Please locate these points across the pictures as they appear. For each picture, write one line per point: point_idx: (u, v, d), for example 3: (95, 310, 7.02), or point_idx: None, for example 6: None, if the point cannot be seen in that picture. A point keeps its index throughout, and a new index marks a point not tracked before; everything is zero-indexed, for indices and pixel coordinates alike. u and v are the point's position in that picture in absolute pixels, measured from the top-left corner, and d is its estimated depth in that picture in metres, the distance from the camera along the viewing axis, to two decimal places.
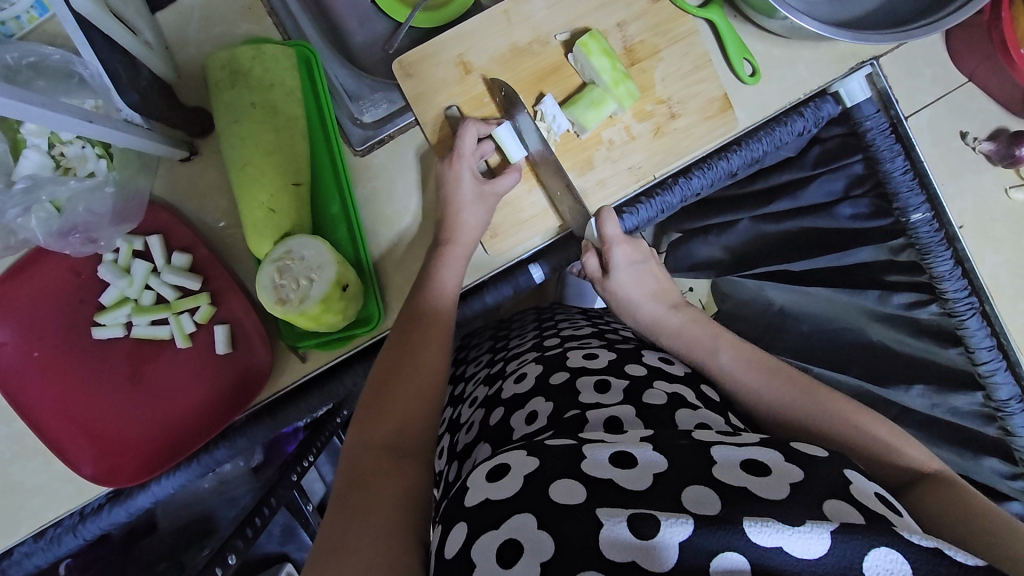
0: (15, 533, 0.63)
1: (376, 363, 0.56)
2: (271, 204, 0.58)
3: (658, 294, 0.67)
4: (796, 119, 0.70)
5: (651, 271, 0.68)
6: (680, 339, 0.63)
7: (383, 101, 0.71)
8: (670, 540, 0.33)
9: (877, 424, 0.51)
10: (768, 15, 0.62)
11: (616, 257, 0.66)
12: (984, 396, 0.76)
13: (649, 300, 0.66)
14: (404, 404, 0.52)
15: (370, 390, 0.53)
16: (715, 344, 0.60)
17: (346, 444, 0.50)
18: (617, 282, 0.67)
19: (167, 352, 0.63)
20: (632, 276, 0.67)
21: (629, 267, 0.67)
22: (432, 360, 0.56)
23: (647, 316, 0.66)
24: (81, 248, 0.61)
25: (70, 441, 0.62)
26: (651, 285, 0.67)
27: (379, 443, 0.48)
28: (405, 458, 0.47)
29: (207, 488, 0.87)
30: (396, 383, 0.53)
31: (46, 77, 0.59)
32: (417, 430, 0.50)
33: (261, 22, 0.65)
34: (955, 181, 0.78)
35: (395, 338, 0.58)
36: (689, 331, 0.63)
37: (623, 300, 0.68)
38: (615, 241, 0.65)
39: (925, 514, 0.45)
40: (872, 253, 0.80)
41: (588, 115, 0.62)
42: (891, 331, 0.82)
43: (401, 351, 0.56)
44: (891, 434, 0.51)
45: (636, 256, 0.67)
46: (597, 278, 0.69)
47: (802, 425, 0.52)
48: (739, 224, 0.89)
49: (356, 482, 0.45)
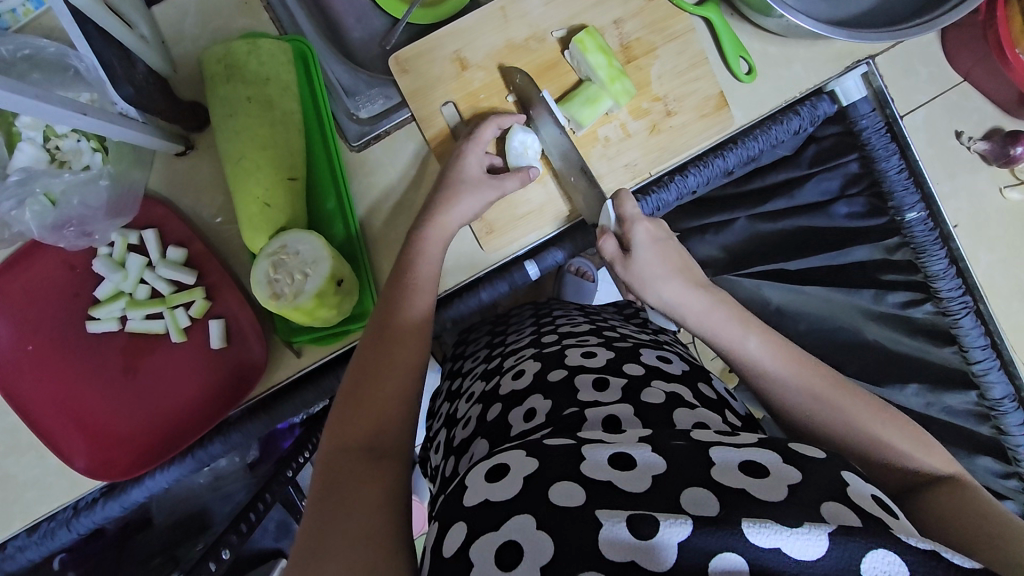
0: (9, 527, 0.63)
1: (353, 360, 0.53)
2: (266, 198, 0.58)
3: (684, 273, 0.59)
4: (792, 118, 0.71)
5: (675, 250, 0.61)
6: (706, 322, 0.56)
7: (378, 96, 0.71)
8: (669, 540, 0.33)
9: (877, 416, 0.48)
10: (765, 14, 0.62)
11: (639, 235, 0.60)
12: (979, 395, 0.77)
13: (669, 279, 0.59)
14: (380, 404, 0.49)
15: (345, 389, 0.51)
16: (722, 330, 0.55)
17: (321, 446, 0.48)
18: (639, 261, 0.60)
19: (161, 347, 0.63)
20: (657, 254, 0.60)
21: (652, 246, 0.60)
22: (412, 354, 0.53)
23: (671, 297, 0.59)
24: (75, 242, 0.61)
25: (64, 434, 0.62)
26: (678, 263, 0.60)
27: (355, 447, 0.46)
28: (383, 462, 0.45)
29: (202, 484, 0.86)
30: (371, 381, 0.50)
31: (41, 69, 0.59)
32: (395, 431, 0.48)
33: (258, 17, 0.65)
34: (950, 181, 0.78)
35: (370, 335, 0.54)
36: (712, 317, 0.56)
37: (647, 281, 0.60)
38: (637, 219, 0.60)
39: (933, 513, 0.44)
40: (868, 253, 0.81)
41: (584, 112, 0.62)
42: (886, 329, 0.83)
43: (376, 348, 0.53)
44: (890, 423, 0.48)
45: (659, 235, 0.60)
46: (617, 260, 0.61)
47: (820, 420, 0.49)
48: (735, 223, 0.87)
49: (333, 486, 0.43)
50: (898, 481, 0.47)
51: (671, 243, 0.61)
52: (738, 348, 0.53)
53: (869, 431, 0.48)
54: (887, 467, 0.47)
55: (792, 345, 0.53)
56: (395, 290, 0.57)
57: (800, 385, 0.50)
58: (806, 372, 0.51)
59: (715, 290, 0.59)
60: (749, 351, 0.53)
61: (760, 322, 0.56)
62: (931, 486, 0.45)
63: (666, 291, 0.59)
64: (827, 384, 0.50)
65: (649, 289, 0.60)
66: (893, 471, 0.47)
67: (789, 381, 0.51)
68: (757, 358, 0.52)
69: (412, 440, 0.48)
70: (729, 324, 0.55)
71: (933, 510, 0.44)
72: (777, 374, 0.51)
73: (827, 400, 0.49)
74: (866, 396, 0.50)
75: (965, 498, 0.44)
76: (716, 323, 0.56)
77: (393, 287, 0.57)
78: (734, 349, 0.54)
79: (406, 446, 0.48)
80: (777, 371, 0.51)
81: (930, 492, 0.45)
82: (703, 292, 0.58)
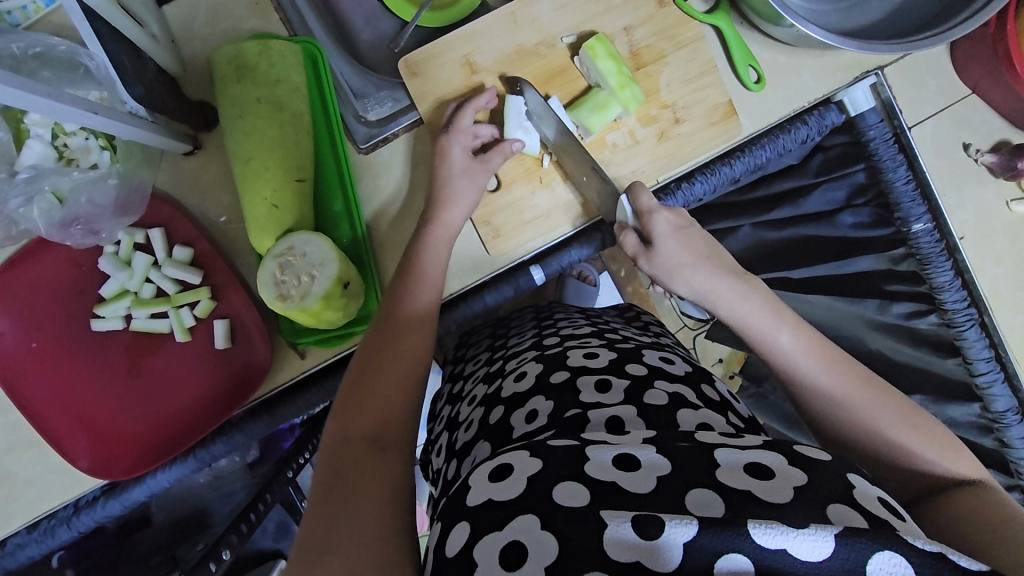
0: (8, 524, 0.63)
1: (359, 350, 0.54)
2: (274, 200, 0.58)
3: (712, 259, 0.60)
4: (798, 127, 0.70)
5: (699, 237, 0.61)
6: (737, 312, 0.56)
7: (387, 99, 0.70)
8: (674, 541, 0.33)
9: (902, 423, 0.48)
10: (775, 23, 0.63)
11: (659, 226, 0.60)
12: (982, 407, 0.77)
13: (698, 266, 0.59)
14: (382, 395, 0.50)
15: (351, 379, 0.51)
16: (755, 322, 0.55)
17: (326, 436, 0.48)
18: (662, 253, 0.60)
19: (166, 345, 0.63)
20: (680, 242, 0.60)
21: (674, 235, 0.60)
22: (409, 349, 0.54)
23: (700, 284, 0.59)
24: (82, 240, 0.60)
25: (66, 432, 0.61)
26: (702, 250, 0.60)
27: (361, 437, 0.46)
28: (388, 453, 0.46)
29: (201, 483, 0.86)
30: (380, 371, 0.51)
31: (51, 67, 0.59)
32: (401, 423, 0.49)
33: (267, 17, 0.65)
34: (957, 193, 0.77)
35: (378, 327, 0.55)
36: (744, 305, 0.56)
37: (673, 271, 0.60)
38: (655, 210, 0.60)
39: (952, 514, 0.43)
40: (872, 262, 0.82)
41: (593, 118, 0.62)
42: (889, 340, 0.84)
43: (385, 339, 0.54)
44: (914, 429, 0.48)
45: (681, 222, 0.61)
46: (639, 255, 0.62)
47: (849, 414, 0.49)
48: (739, 230, 0.89)
49: (336, 479, 0.43)
50: (912, 487, 0.46)
51: (695, 230, 0.61)
52: (770, 340, 0.53)
53: (887, 430, 0.48)
54: (905, 470, 0.47)
55: (827, 342, 0.53)
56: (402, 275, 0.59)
57: (831, 383, 0.50)
58: (841, 370, 0.51)
59: (752, 279, 0.58)
60: (778, 340, 0.53)
61: (795, 314, 0.55)
62: (946, 491, 0.45)
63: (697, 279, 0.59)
64: (860, 381, 0.50)
65: (676, 278, 0.60)
66: (911, 478, 0.46)
67: (820, 376, 0.51)
68: (789, 351, 0.52)
69: (411, 435, 0.49)
70: (763, 315, 0.55)
71: (948, 515, 0.44)
72: (806, 368, 0.51)
73: (854, 401, 0.49)
74: (897, 399, 0.49)
75: (983, 502, 0.44)
76: (747, 313, 0.56)
77: (401, 282, 0.58)
78: (766, 341, 0.53)
79: (404, 441, 0.47)
80: (808, 366, 0.51)
81: (945, 497, 0.45)
82: (742, 280, 0.58)
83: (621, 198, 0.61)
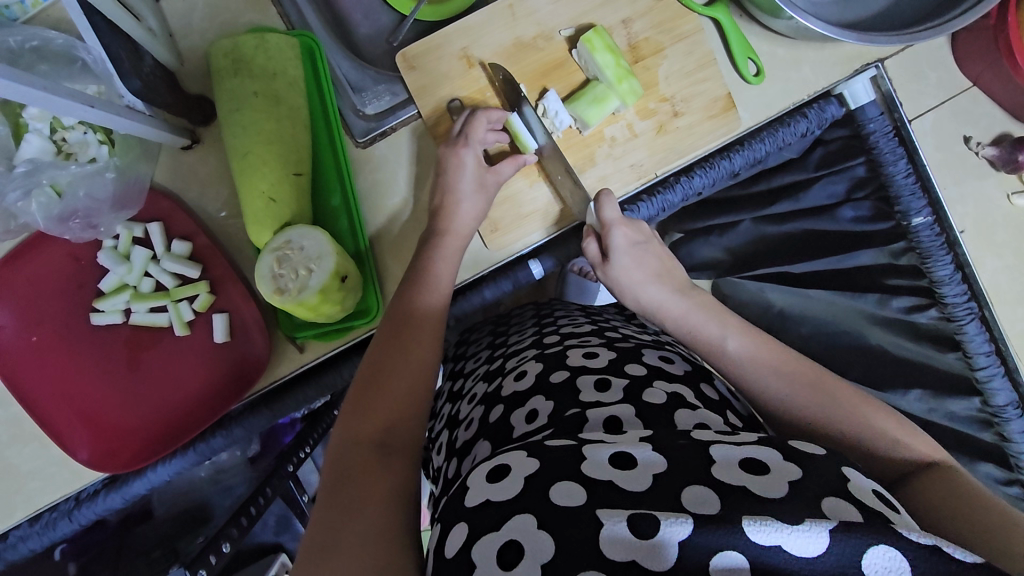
0: (10, 516, 0.63)
1: (367, 355, 0.55)
2: (271, 193, 0.58)
3: (662, 277, 0.64)
4: (799, 120, 0.71)
5: (653, 253, 0.65)
6: (682, 325, 0.60)
7: (385, 92, 0.71)
8: (670, 539, 0.33)
9: (857, 402, 0.50)
10: (774, 15, 0.62)
11: (616, 240, 0.63)
12: (982, 401, 0.77)
13: (656, 283, 0.63)
14: (391, 401, 0.50)
15: (359, 383, 0.52)
16: (701, 330, 0.59)
17: (333, 439, 0.49)
18: (617, 269, 0.64)
19: (165, 339, 0.63)
20: (633, 260, 0.64)
21: (630, 250, 0.64)
22: (418, 358, 0.54)
23: (649, 301, 0.63)
24: (80, 234, 0.61)
25: (67, 425, 0.62)
26: (655, 267, 0.64)
27: (368, 441, 0.47)
28: (394, 457, 0.46)
29: (202, 477, 0.87)
30: (387, 376, 0.52)
31: (48, 61, 0.59)
32: (407, 427, 0.49)
33: (265, 11, 0.65)
34: (957, 186, 0.77)
35: (385, 334, 0.56)
36: (690, 319, 0.60)
37: (625, 286, 0.65)
38: (616, 224, 0.63)
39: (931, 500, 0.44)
40: (872, 256, 0.81)
41: (591, 111, 0.62)
42: (888, 334, 0.82)
43: (392, 346, 0.55)
44: (874, 410, 0.49)
45: (637, 238, 0.64)
46: (598, 263, 0.66)
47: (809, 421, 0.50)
48: (740, 225, 0.87)
49: (343, 480, 0.44)
50: (885, 467, 0.47)
51: (650, 248, 0.65)
52: (715, 343, 0.57)
53: (863, 418, 0.49)
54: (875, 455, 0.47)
55: (766, 338, 0.56)
56: (413, 280, 0.60)
57: (776, 372, 0.53)
58: (789, 371, 0.52)
59: (696, 293, 0.63)
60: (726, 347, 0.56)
61: (740, 320, 0.59)
62: (916, 471, 0.46)
63: (648, 295, 0.64)
64: (807, 371, 0.52)
65: (630, 292, 0.65)
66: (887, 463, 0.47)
67: (765, 376, 0.53)
68: (735, 355, 0.55)
69: (419, 441, 0.49)
70: (707, 323, 0.59)
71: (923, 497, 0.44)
72: (753, 372, 0.54)
73: (809, 390, 0.51)
74: (888, 410, 0.50)
75: (950, 482, 0.45)
76: (692, 325, 0.59)
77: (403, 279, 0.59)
78: (711, 342, 0.57)
79: (411, 446, 0.48)
80: (753, 364, 0.54)
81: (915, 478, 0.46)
82: (683, 297, 0.62)
83: (590, 203, 0.64)
